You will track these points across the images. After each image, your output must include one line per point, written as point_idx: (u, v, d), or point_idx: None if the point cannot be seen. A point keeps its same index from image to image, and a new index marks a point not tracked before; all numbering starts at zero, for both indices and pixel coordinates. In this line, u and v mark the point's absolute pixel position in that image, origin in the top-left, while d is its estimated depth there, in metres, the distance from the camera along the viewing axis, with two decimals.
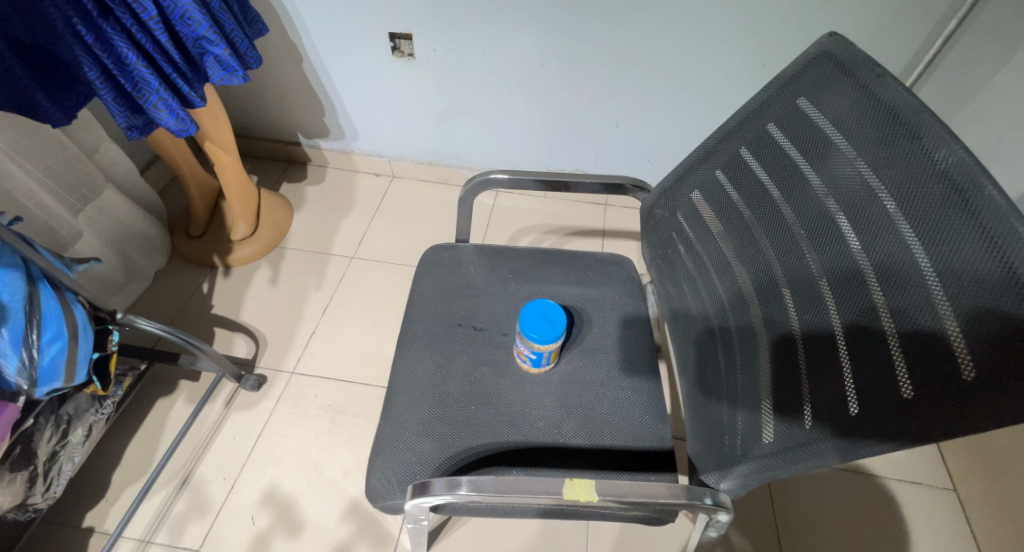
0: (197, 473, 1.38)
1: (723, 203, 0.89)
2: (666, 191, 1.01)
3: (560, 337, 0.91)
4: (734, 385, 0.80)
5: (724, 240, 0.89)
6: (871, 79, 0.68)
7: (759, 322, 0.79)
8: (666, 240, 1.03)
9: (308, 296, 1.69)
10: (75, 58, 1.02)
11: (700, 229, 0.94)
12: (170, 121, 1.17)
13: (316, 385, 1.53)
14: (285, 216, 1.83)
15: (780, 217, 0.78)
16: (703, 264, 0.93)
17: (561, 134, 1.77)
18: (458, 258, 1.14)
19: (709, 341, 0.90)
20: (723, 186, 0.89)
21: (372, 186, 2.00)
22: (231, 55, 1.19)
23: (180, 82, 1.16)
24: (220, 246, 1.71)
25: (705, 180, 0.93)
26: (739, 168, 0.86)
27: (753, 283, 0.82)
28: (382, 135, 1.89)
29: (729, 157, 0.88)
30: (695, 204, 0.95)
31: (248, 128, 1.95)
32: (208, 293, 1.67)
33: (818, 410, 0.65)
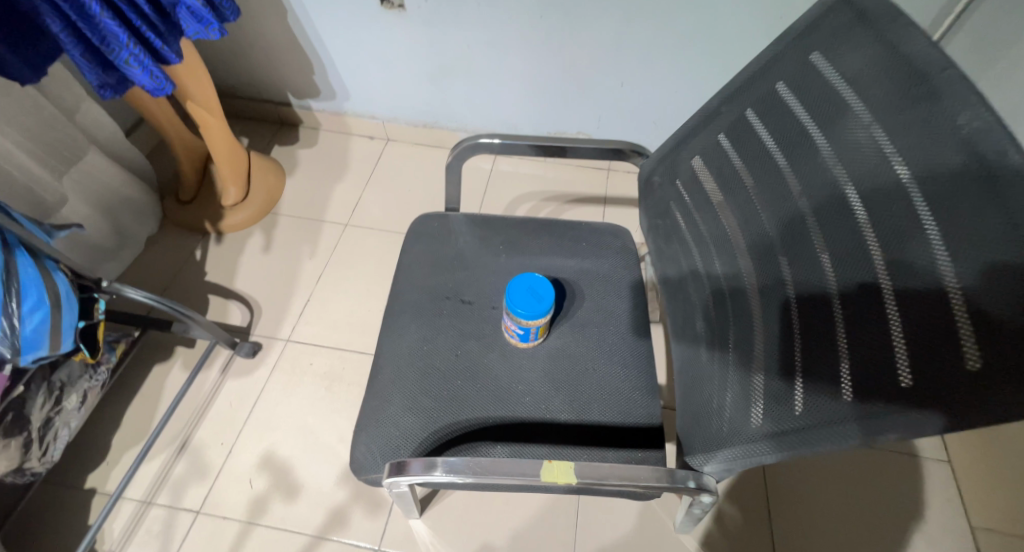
0: (196, 437, 1.39)
1: (724, 170, 0.84)
2: (665, 157, 0.96)
3: (547, 313, 0.87)
4: (725, 364, 0.77)
5: (722, 210, 0.84)
6: (894, 31, 0.62)
7: (754, 297, 0.75)
8: (664, 208, 0.98)
9: (302, 264, 1.67)
10: (36, 8, 0.97)
11: (699, 197, 0.89)
12: (144, 78, 1.13)
13: (311, 352, 1.52)
14: (277, 181, 1.79)
15: (783, 185, 0.73)
16: (701, 236, 0.89)
17: (561, 94, 1.69)
18: (447, 228, 1.10)
19: (701, 318, 0.87)
20: (725, 151, 0.84)
21: (367, 150, 1.94)
22: (204, 6, 1.14)
23: (152, 36, 1.11)
24: (212, 212, 1.68)
25: (706, 145, 0.87)
26: (743, 132, 0.80)
27: (751, 255, 0.77)
28: (376, 96, 1.83)
29: (733, 120, 0.82)
30: (695, 171, 0.90)
31: (238, 88, 1.89)
32: (201, 259, 1.65)
33: (818, 389, 0.62)
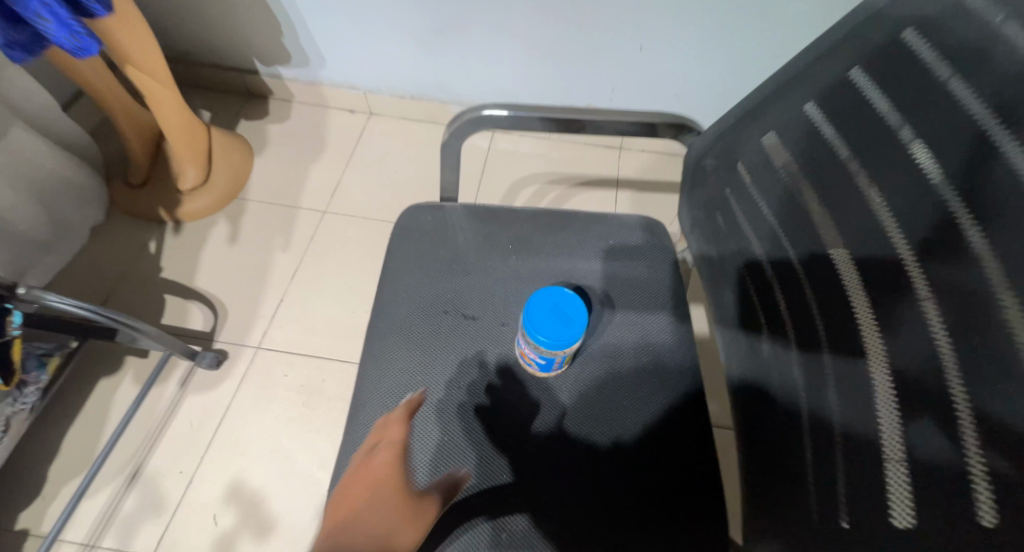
0: (149, 465, 1.18)
1: (814, 157, 0.59)
2: (721, 137, 0.72)
3: (577, 340, 0.69)
4: (826, 434, 0.54)
5: (809, 213, 0.59)
6: None
7: (870, 345, 0.51)
8: (716, 201, 0.75)
9: (273, 259, 1.45)
10: None
11: (771, 193, 0.65)
12: (62, 36, 0.93)
13: (285, 362, 1.31)
14: (243, 162, 1.56)
15: (916, 184, 0.48)
16: (772, 246, 0.65)
17: (571, 60, 1.46)
18: (443, 222, 0.89)
19: (772, 360, 0.64)
20: (816, 129, 0.59)
21: (348, 125, 1.71)
22: None
23: None
24: (167, 198, 1.46)
25: (783, 119, 0.62)
26: (844, 103, 0.56)
27: (860, 282, 0.53)
28: (355, 62, 1.59)
29: (829, 85, 0.57)
30: (766, 154, 0.65)
31: (197, 53, 1.64)
32: (157, 253, 1.43)
33: (1010, 520, 0.38)
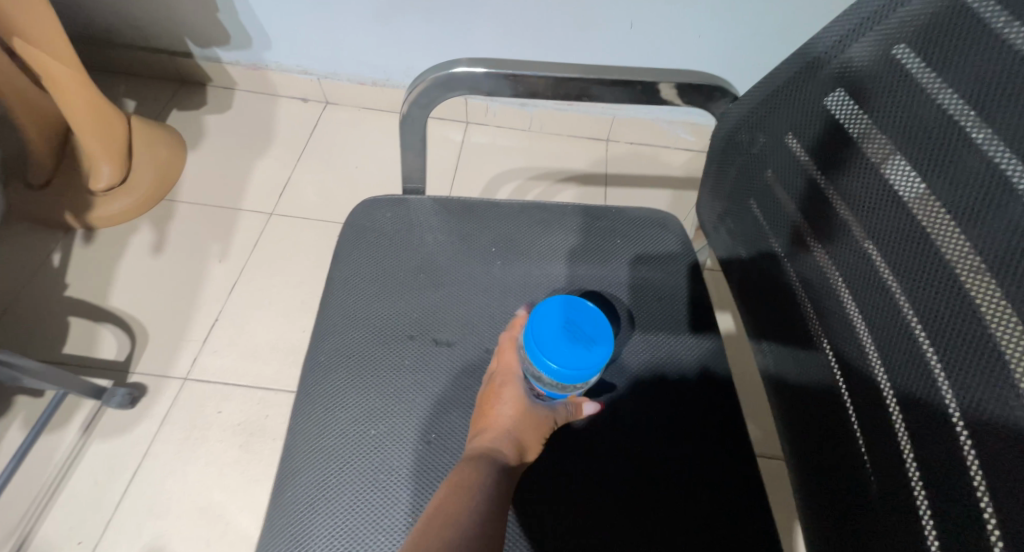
0: (39, 534, 0.94)
1: (910, 115, 0.43)
2: (766, 98, 0.56)
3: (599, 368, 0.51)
4: (945, 487, 0.40)
5: (906, 191, 0.44)
6: None
7: (1021, 374, 0.36)
8: (759, 184, 0.59)
9: (207, 270, 1.22)
10: None
11: (843, 167, 0.49)
12: None
13: (218, 395, 1.08)
14: (173, 157, 1.33)
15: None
16: (846, 235, 0.50)
17: (554, 39, 1.28)
18: (405, 218, 0.69)
19: (851, 382, 0.49)
20: (911, 79, 0.43)
21: (299, 116, 1.49)
22: None
23: None
24: (77, 199, 1.21)
25: (862, 69, 0.47)
26: (960, 40, 0.39)
27: (993, 284, 0.38)
28: (304, 42, 1.37)
29: (931, 19, 0.41)
30: (839, 122, 0.49)
31: (117, 33, 1.40)
32: (62, 267, 1.19)
33: None
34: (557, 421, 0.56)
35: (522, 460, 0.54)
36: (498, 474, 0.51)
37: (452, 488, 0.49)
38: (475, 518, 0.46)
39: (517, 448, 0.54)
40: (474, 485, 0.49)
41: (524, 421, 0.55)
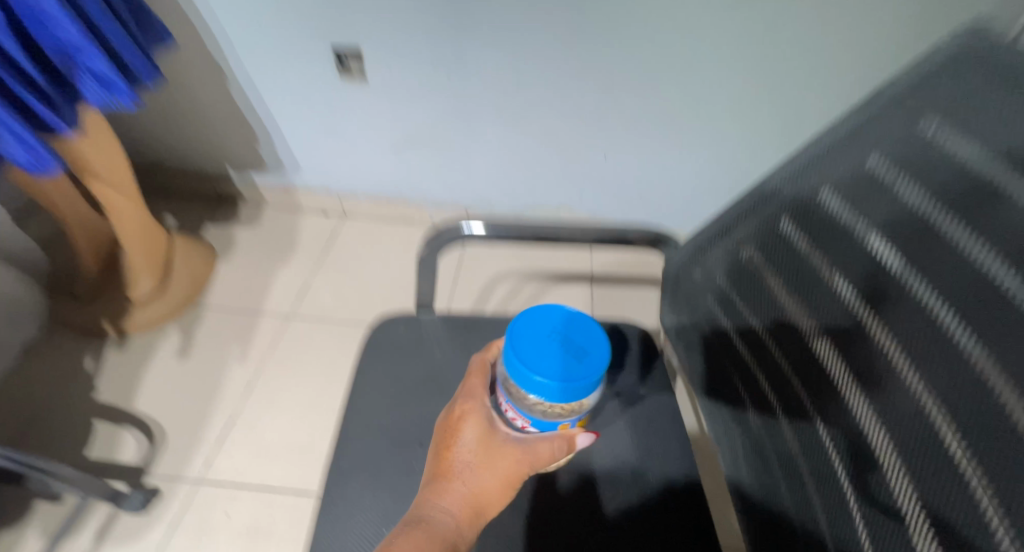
0: None
1: (881, 212, 0.46)
2: (748, 210, 0.60)
3: (589, 384, 0.56)
4: None
5: (881, 279, 0.45)
6: None
7: (891, 499, 0.42)
8: (700, 319, 0.69)
9: (227, 372, 1.29)
10: None
11: (824, 265, 0.51)
12: (22, 156, 0.79)
13: (228, 498, 1.12)
14: (205, 268, 1.45)
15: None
16: (767, 371, 0.58)
17: (552, 167, 1.43)
18: (419, 334, 0.77)
19: (790, 509, 0.53)
20: (796, 247, 0.55)
21: (320, 228, 1.63)
22: (114, 70, 0.84)
23: (41, 109, 0.80)
24: (114, 310, 1.31)
25: (763, 237, 0.58)
26: (824, 223, 0.52)
27: (868, 422, 0.45)
28: (330, 167, 1.54)
29: (804, 205, 0.54)
30: (751, 274, 0.60)
31: (165, 160, 1.58)
32: (94, 373, 1.27)
33: None
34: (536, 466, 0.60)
35: (478, 520, 0.57)
36: (456, 533, 0.54)
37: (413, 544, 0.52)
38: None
39: (473, 510, 0.57)
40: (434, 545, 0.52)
41: (485, 475, 0.59)
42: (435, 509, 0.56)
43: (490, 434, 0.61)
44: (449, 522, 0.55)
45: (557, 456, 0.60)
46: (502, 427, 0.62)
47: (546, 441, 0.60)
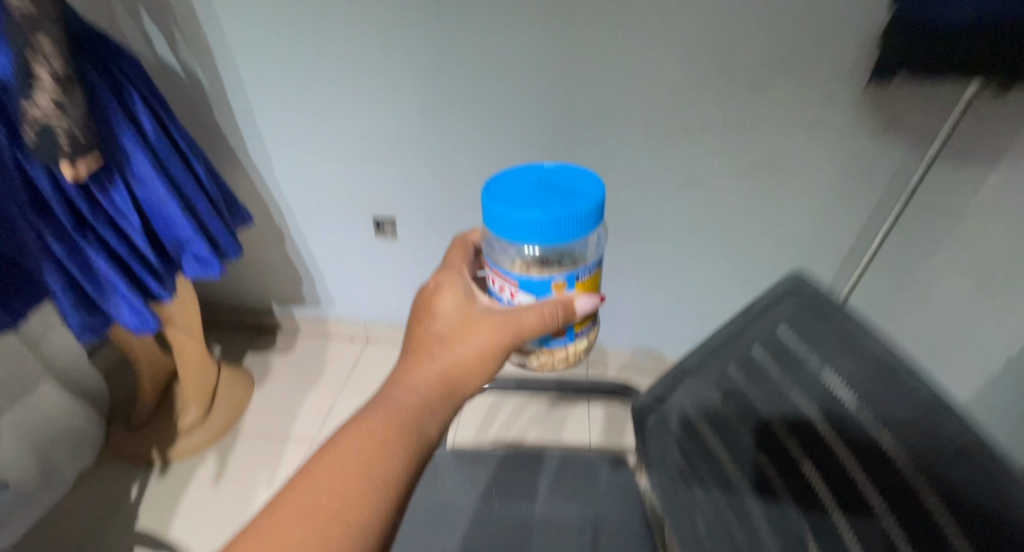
0: None
1: (806, 383, 0.49)
2: (644, 419, 0.62)
3: (580, 234, 0.50)
4: None
5: (768, 505, 0.50)
6: (865, 331, 0.45)
7: None
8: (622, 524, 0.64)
9: (255, 494, 1.44)
10: (38, 265, 0.85)
11: (716, 480, 0.55)
12: (131, 319, 0.97)
13: None
14: (244, 396, 1.65)
15: (933, 413, 0.39)
16: None
17: None
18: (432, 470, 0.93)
19: None
20: (689, 456, 0.57)
21: (347, 354, 1.83)
22: (212, 250, 1.02)
23: (149, 281, 0.98)
24: (163, 437, 1.51)
25: (657, 444, 0.60)
26: (712, 439, 0.56)
27: None
28: (360, 302, 1.76)
29: (691, 419, 0.58)
30: (652, 483, 0.60)
31: (220, 298, 1.83)
32: (138, 500, 1.42)
33: None
34: (525, 334, 0.52)
35: (457, 401, 0.56)
36: (418, 424, 0.52)
37: (368, 436, 0.50)
38: (383, 470, 0.49)
39: (445, 385, 0.56)
40: (390, 438, 0.50)
41: (458, 346, 0.56)
42: (397, 398, 0.54)
43: (469, 303, 0.58)
44: (408, 414, 0.52)
45: (549, 321, 0.51)
46: (485, 299, 0.59)
47: (535, 306, 0.51)
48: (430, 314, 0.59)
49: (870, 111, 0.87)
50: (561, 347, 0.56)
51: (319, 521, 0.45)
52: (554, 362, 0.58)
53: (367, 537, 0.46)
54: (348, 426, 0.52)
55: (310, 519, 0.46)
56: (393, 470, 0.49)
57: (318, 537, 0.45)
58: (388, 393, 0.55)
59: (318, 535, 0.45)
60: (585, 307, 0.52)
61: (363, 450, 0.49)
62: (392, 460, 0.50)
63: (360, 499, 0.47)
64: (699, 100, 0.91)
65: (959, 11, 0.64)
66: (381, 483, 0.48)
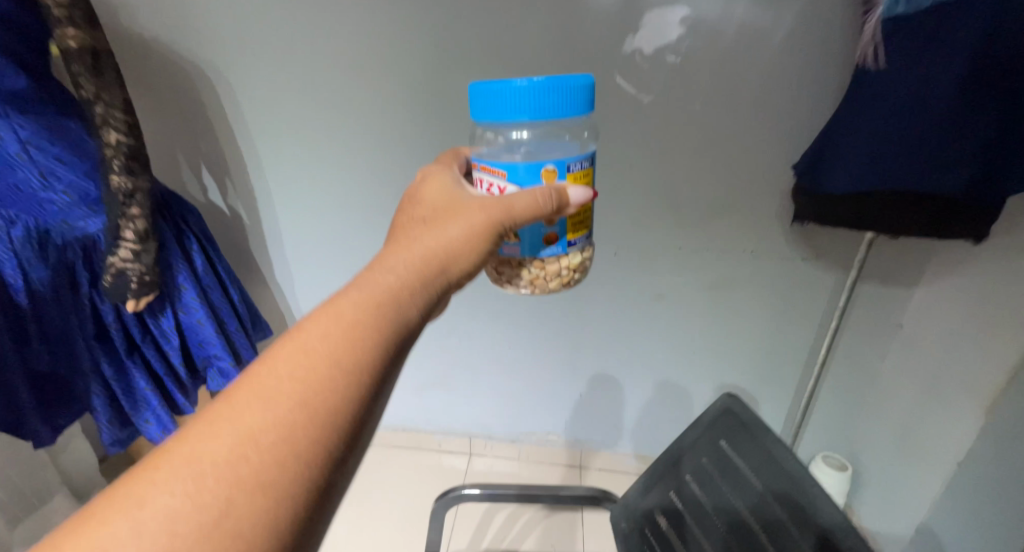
0: None
1: (739, 484, 0.69)
2: (622, 511, 0.78)
3: (567, 98, 0.52)
4: None
5: None
6: (772, 441, 0.68)
7: None
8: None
9: None
10: (88, 388, 1.01)
11: None
12: (156, 432, 1.08)
13: None
14: None
15: (812, 504, 0.62)
16: None
17: None
18: None
19: None
20: (661, 540, 0.74)
21: None
22: (235, 366, 1.10)
23: (177, 396, 1.09)
24: None
25: (632, 531, 0.77)
26: (677, 525, 0.73)
27: None
28: None
29: (660, 508, 0.75)
30: None
31: None
32: None
33: None
34: (518, 220, 0.52)
35: (449, 275, 0.51)
36: (396, 305, 0.48)
37: (336, 317, 0.46)
38: (349, 356, 0.44)
39: (435, 263, 0.51)
40: (361, 319, 0.46)
41: (447, 226, 0.53)
42: (375, 279, 0.49)
43: (457, 192, 0.56)
44: (382, 296, 0.48)
45: (542, 206, 0.51)
46: (474, 190, 0.57)
47: (527, 190, 0.52)
48: (418, 206, 0.57)
49: (803, 246, 0.93)
50: (554, 258, 0.57)
51: (282, 408, 0.41)
52: (546, 276, 0.58)
53: (337, 427, 0.42)
54: (316, 308, 0.46)
55: (272, 407, 0.41)
56: (365, 354, 0.45)
57: (280, 427, 0.40)
58: (363, 273, 0.50)
59: (282, 426, 0.41)
60: (578, 198, 0.53)
61: (329, 331, 0.45)
62: (362, 346, 0.45)
63: (327, 385, 0.43)
64: (653, 231, 0.95)
65: (843, 190, 0.79)
66: (349, 369, 0.44)
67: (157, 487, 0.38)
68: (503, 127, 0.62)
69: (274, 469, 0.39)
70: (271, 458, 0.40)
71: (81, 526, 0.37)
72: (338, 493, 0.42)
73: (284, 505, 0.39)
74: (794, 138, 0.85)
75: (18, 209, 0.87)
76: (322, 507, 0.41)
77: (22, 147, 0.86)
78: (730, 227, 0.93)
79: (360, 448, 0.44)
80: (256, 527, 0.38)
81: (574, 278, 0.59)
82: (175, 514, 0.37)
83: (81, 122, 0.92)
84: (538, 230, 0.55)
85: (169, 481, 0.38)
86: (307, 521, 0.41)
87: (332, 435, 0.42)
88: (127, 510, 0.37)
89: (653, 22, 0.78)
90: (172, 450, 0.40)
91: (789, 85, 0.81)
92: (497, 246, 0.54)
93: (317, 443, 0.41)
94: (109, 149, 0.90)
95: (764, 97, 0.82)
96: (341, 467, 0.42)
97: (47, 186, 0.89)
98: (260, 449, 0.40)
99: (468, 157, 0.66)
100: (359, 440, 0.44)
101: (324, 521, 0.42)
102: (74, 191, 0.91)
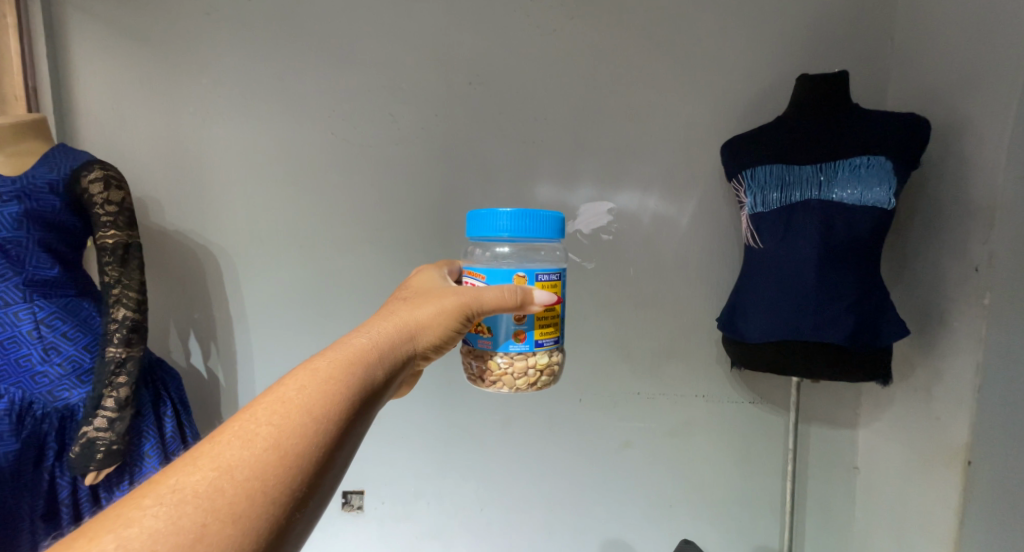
0: None
1: None
2: None
3: (538, 237, 0.76)
4: None
5: None
6: None
7: None
8: None
9: None
10: None
11: None
12: None
13: None
14: None
15: None
16: None
17: None
18: None
19: None
20: None
21: None
22: None
23: None
24: None
25: None
26: None
27: None
28: None
29: None
30: None
31: None
32: None
33: None
34: (486, 306, 0.70)
35: (416, 341, 0.68)
36: (366, 367, 0.62)
37: (314, 374, 0.59)
38: (323, 405, 0.57)
39: (408, 331, 0.68)
40: (331, 379, 0.59)
41: (416, 310, 0.70)
42: (352, 347, 0.63)
43: (435, 287, 0.72)
44: (350, 363, 0.61)
45: (508, 299, 0.69)
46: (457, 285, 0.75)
47: (495, 286, 0.70)
48: (403, 299, 0.72)
49: (747, 389, 1.06)
50: (522, 355, 0.74)
51: (256, 449, 0.53)
52: (515, 373, 0.74)
53: (301, 465, 0.54)
54: (297, 367, 0.60)
55: (248, 448, 0.53)
56: (333, 407, 0.57)
57: (252, 462, 0.53)
58: (337, 347, 0.63)
59: (253, 463, 0.53)
60: (544, 299, 0.70)
61: (304, 386, 0.58)
62: (332, 397, 0.58)
63: (297, 431, 0.55)
64: (615, 377, 1.05)
65: (760, 338, 0.95)
66: (317, 417, 0.56)
67: (145, 512, 0.50)
68: (495, 243, 0.83)
69: (243, 498, 0.51)
70: (244, 489, 0.52)
71: (80, 543, 0.48)
72: (299, 518, 0.54)
73: (246, 527, 0.51)
74: (716, 295, 1.04)
75: (11, 383, 0.92)
76: (284, 529, 0.53)
77: (35, 325, 0.93)
78: (680, 371, 1.05)
79: (323, 483, 0.55)
80: (226, 542, 0.50)
81: (540, 378, 0.75)
82: (158, 535, 0.49)
83: (93, 301, 0.99)
84: (510, 326, 0.73)
85: (159, 505, 0.50)
86: (269, 539, 0.52)
87: (295, 471, 0.54)
88: (117, 530, 0.49)
89: (589, 211, 1.03)
90: (162, 482, 0.51)
91: (699, 255, 1.04)
92: (464, 325, 0.71)
93: (283, 474, 0.53)
94: (113, 325, 0.94)
95: (683, 262, 1.04)
96: (301, 499, 0.54)
97: (45, 360, 0.93)
98: (233, 482, 0.52)
99: (461, 265, 0.82)
100: (325, 473, 0.55)
101: (288, 542, 0.53)
102: (70, 364, 0.94)
